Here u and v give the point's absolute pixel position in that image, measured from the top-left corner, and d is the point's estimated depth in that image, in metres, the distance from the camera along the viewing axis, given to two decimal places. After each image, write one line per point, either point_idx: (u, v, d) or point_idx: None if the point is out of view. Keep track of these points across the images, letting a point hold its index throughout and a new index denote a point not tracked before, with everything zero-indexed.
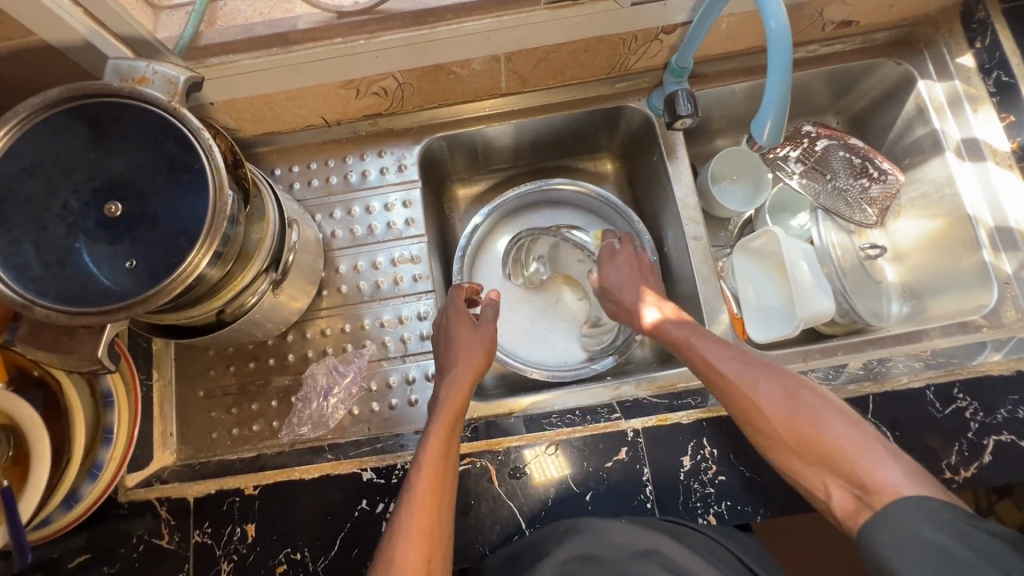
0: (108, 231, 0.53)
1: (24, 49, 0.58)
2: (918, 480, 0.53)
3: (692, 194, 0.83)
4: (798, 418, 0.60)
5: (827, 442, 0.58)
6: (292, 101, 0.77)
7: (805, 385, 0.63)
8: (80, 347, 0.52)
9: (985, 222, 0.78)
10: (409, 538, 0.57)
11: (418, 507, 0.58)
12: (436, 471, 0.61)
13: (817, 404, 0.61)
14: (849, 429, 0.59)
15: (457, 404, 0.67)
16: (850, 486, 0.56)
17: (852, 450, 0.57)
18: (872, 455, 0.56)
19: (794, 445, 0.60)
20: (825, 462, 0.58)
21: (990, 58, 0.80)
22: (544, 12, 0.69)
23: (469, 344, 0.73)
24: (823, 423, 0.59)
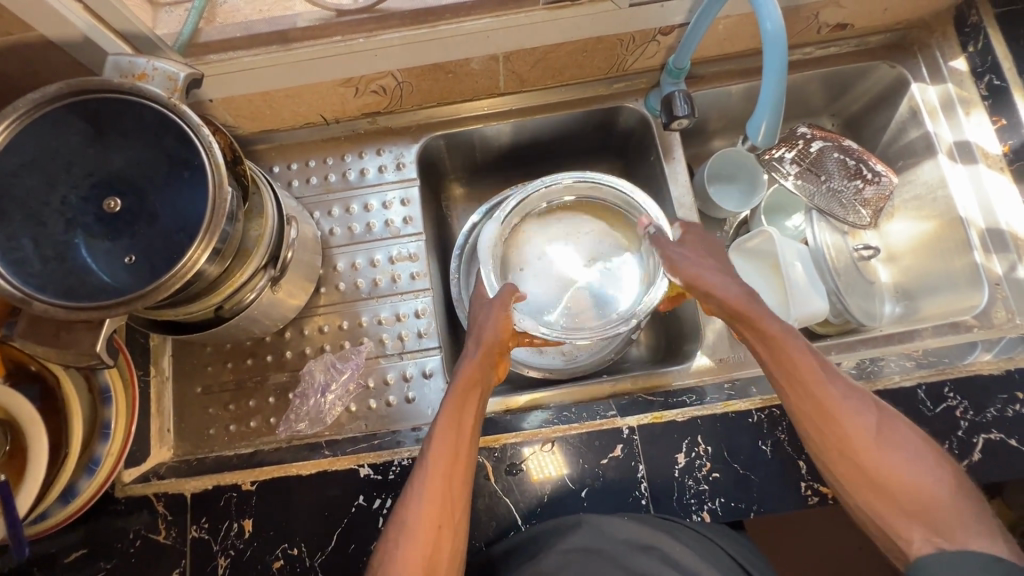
0: (107, 226, 0.53)
1: (24, 45, 0.59)
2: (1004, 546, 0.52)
3: (688, 194, 0.83)
4: (870, 436, 0.58)
5: (901, 471, 0.56)
6: (291, 99, 0.77)
7: (881, 406, 0.61)
8: (79, 342, 0.52)
9: (976, 224, 0.79)
10: (425, 515, 0.57)
11: (433, 481, 0.59)
12: (452, 445, 0.61)
13: (897, 430, 0.59)
14: (930, 465, 0.57)
15: (472, 377, 0.66)
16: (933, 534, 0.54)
17: (936, 495, 0.55)
18: (968, 519, 0.54)
19: (861, 465, 0.58)
20: (896, 492, 0.56)
21: (982, 62, 0.81)
22: (543, 12, 0.69)
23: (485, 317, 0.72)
24: (901, 454, 0.57)
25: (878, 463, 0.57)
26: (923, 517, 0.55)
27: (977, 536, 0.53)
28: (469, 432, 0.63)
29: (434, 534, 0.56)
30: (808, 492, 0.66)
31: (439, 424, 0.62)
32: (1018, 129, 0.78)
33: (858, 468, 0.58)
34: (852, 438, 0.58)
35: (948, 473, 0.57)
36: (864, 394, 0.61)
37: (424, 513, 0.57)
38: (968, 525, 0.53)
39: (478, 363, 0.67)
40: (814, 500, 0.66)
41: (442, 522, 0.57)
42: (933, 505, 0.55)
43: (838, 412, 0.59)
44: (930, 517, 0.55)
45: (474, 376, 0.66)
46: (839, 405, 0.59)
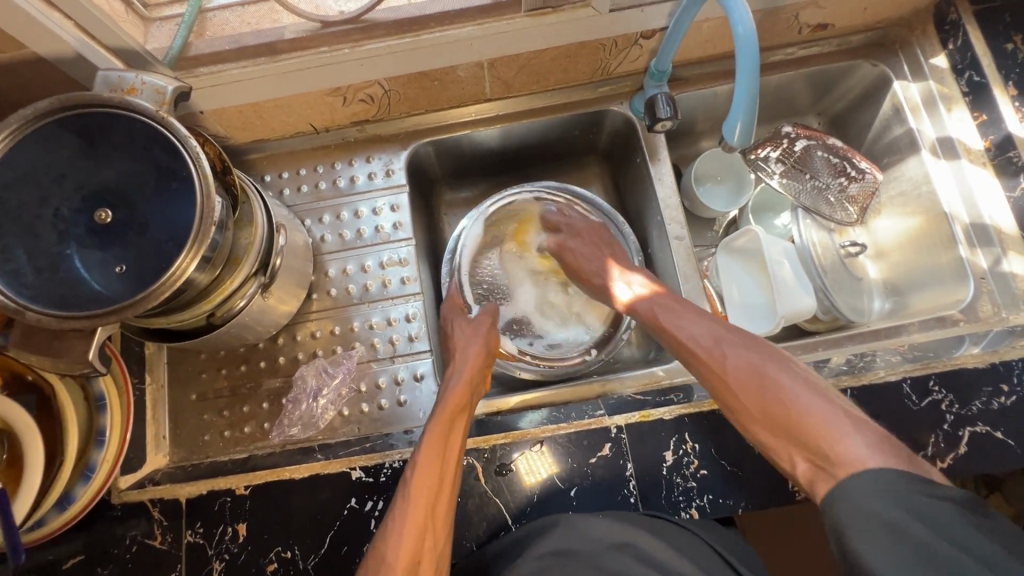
0: (98, 237, 0.54)
1: (17, 62, 0.60)
2: (881, 451, 0.52)
3: (675, 195, 0.85)
4: (730, 367, 0.64)
5: (762, 395, 0.61)
6: (280, 109, 0.78)
7: (747, 339, 0.67)
8: (72, 351, 0.53)
9: (960, 219, 0.79)
10: (404, 533, 0.59)
11: (415, 500, 0.61)
12: (435, 472, 0.62)
13: (771, 369, 0.62)
14: (784, 382, 0.61)
15: (460, 399, 0.69)
16: (811, 455, 0.56)
17: (801, 412, 0.58)
18: (846, 431, 0.55)
19: (731, 398, 0.63)
20: (762, 415, 0.60)
21: (962, 59, 0.81)
22: (525, 20, 0.71)
23: (470, 340, 0.77)
24: (759, 377, 0.62)
25: (737, 390, 0.63)
26: (796, 440, 0.57)
27: (843, 441, 0.54)
28: (455, 451, 0.65)
29: (411, 554, 0.58)
30: (796, 487, 0.66)
31: (424, 447, 0.64)
32: (998, 124, 0.78)
33: (729, 403, 0.64)
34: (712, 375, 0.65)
35: (812, 388, 0.60)
36: (725, 332, 0.67)
37: (404, 534, 0.59)
38: (833, 431, 0.55)
39: (465, 386, 0.70)
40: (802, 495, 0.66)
41: (420, 540, 0.59)
42: (795, 421, 0.58)
43: (697, 351, 0.68)
44: (801, 438, 0.57)
45: (461, 400, 0.69)
46: (693, 348, 0.68)
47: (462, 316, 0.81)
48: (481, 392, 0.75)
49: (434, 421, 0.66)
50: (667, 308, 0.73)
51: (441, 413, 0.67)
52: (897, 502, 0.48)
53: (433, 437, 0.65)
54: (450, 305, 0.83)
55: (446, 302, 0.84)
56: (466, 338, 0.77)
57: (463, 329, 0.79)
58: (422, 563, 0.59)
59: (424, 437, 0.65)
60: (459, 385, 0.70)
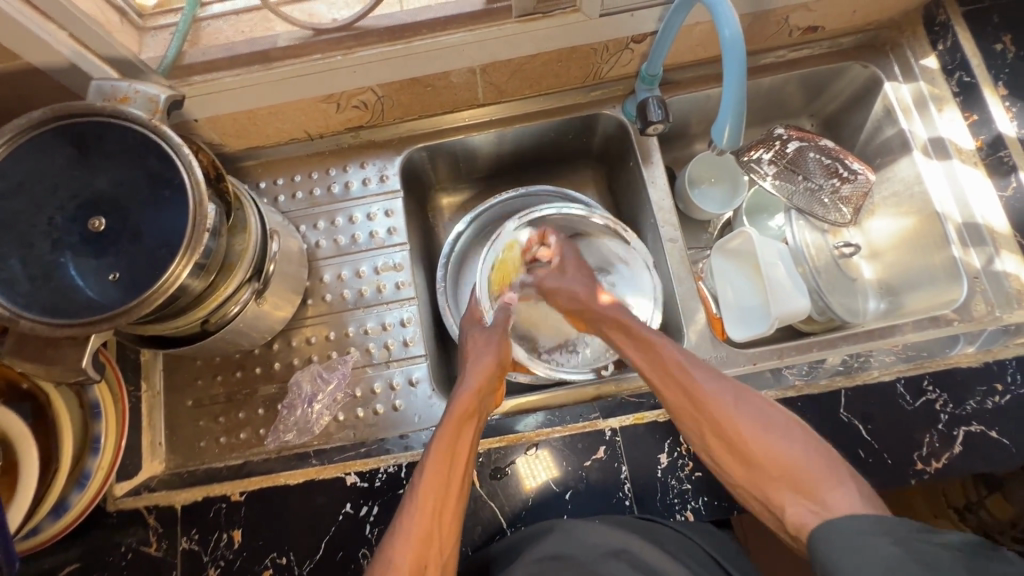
0: (92, 245, 0.55)
1: (12, 72, 0.61)
2: (873, 502, 0.53)
3: (668, 198, 0.85)
4: (727, 409, 0.61)
5: (762, 441, 0.59)
6: (274, 116, 0.79)
7: (738, 382, 0.64)
8: (65, 358, 0.53)
9: (953, 219, 0.79)
10: (409, 542, 0.57)
11: (422, 508, 0.59)
12: (442, 480, 0.61)
13: (745, 400, 0.62)
14: (782, 430, 0.59)
15: (470, 405, 0.67)
16: (806, 501, 0.55)
17: (796, 459, 0.57)
18: (828, 474, 0.55)
19: (727, 437, 0.60)
20: (758, 462, 0.59)
21: (951, 60, 0.82)
22: (515, 25, 0.72)
23: (482, 351, 0.73)
24: (756, 420, 0.60)
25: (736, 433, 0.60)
26: (789, 484, 0.56)
27: (838, 492, 0.54)
28: (462, 459, 0.63)
29: (418, 560, 0.56)
30: None
31: (431, 456, 0.62)
32: (989, 125, 0.79)
33: (724, 444, 0.61)
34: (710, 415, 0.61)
35: (803, 435, 0.59)
36: (719, 374, 0.65)
37: (410, 539, 0.58)
38: (830, 481, 0.55)
39: (476, 393, 0.68)
40: None
41: (427, 549, 0.58)
42: (791, 468, 0.57)
43: (689, 391, 0.63)
44: (796, 483, 0.56)
45: (471, 406, 0.67)
46: (689, 380, 0.64)
47: (481, 328, 0.77)
48: (490, 404, 0.72)
49: (442, 427, 0.64)
50: (671, 346, 0.68)
51: (449, 420, 0.65)
52: (889, 538, 0.46)
53: (440, 443, 0.63)
54: (469, 317, 0.79)
55: (465, 316, 0.80)
56: (479, 347, 0.74)
57: (477, 340, 0.75)
58: (428, 571, 0.57)
59: (433, 444, 0.64)
60: (469, 392, 0.68)
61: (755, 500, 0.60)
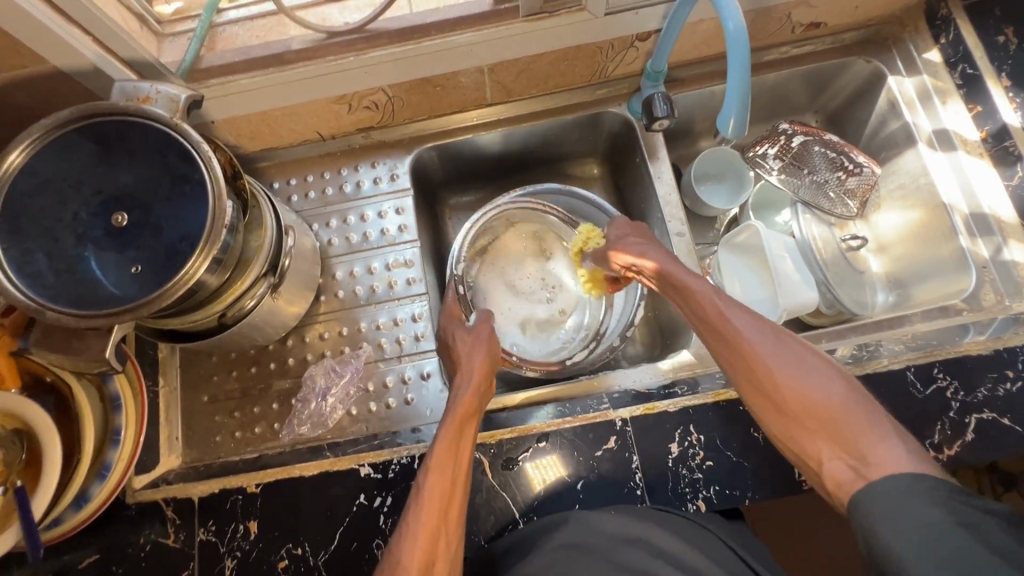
0: (114, 240, 0.56)
1: (38, 76, 0.63)
2: (920, 459, 0.51)
3: (674, 192, 0.86)
4: (766, 355, 0.60)
5: (802, 390, 0.57)
6: (288, 117, 0.81)
7: (780, 330, 0.63)
8: (90, 348, 0.55)
9: (960, 209, 0.80)
10: (417, 540, 0.56)
11: (426, 507, 0.58)
12: (447, 479, 0.61)
13: (792, 349, 0.60)
14: (826, 378, 0.57)
15: (471, 406, 0.66)
16: (847, 456, 0.53)
17: (838, 408, 0.55)
18: (873, 427, 0.53)
19: (766, 390, 0.59)
20: (794, 409, 0.57)
21: (954, 52, 0.83)
22: (523, 24, 0.73)
23: (475, 349, 0.73)
24: (800, 368, 0.58)
25: (773, 382, 0.59)
26: (834, 437, 0.54)
27: (883, 447, 0.52)
28: (465, 458, 0.63)
29: (427, 559, 0.55)
30: (802, 477, 0.66)
31: (435, 453, 0.62)
32: (993, 115, 0.80)
33: (762, 393, 0.60)
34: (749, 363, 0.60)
35: (844, 382, 0.58)
36: (761, 320, 0.63)
37: (416, 539, 0.56)
38: (871, 433, 0.53)
39: (475, 392, 0.68)
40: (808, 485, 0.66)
41: (433, 545, 0.56)
42: (830, 416, 0.55)
43: (732, 337, 0.62)
44: (835, 436, 0.54)
45: (473, 406, 0.67)
46: (732, 326, 0.63)
47: (462, 327, 0.77)
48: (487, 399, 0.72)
49: (444, 426, 0.64)
50: (715, 293, 0.66)
51: (447, 420, 0.65)
52: (930, 500, 0.47)
53: (438, 441, 0.63)
54: (449, 315, 0.80)
55: (444, 313, 0.80)
56: (469, 349, 0.73)
57: (465, 340, 0.74)
58: (435, 568, 0.55)
59: (435, 443, 0.63)
60: (468, 390, 0.68)
61: (794, 454, 0.58)
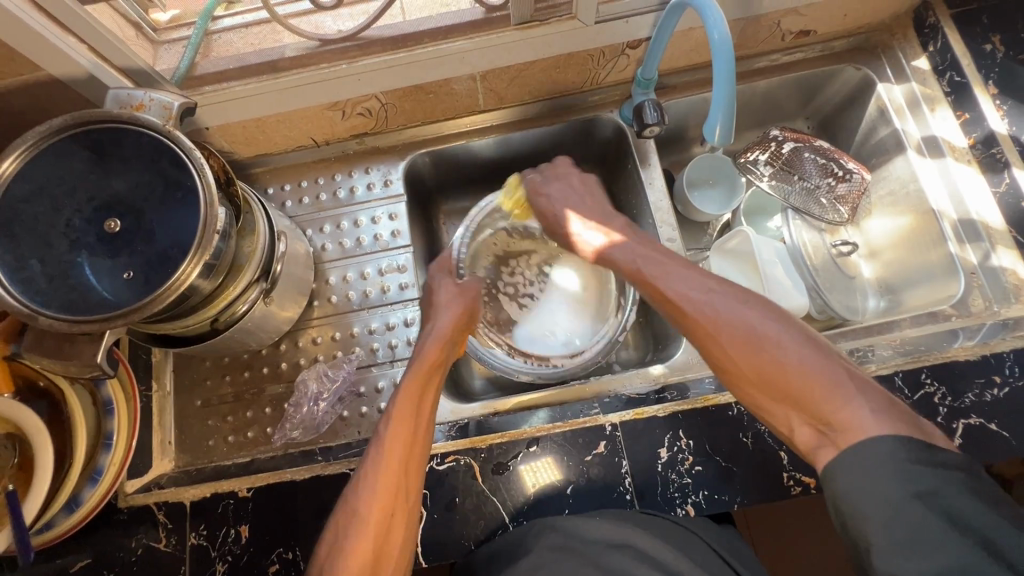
0: (107, 245, 0.57)
1: (34, 83, 0.64)
2: (882, 412, 0.50)
3: (665, 198, 0.87)
4: (718, 325, 0.60)
5: (757, 360, 0.56)
6: (282, 123, 0.82)
7: (734, 292, 0.62)
8: (82, 354, 0.56)
9: (948, 216, 0.80)
10: (375, 495, 0.58)
11: (384, 462, 0.60)
12: (408, 429, 0.63)
13: (751, 316, 0.59)
14: (779, 341, 0.56)
15: (436, 355, 0.70)
16: (813, 421, 0.52)
17: (801, 372, 0.54)
18: (836, 388, 0.52)
19: (725, 362, 0.59)
20: (754, 378, 0.57)
21: (942, 60, 0.84)
22: (515, 32, 0.74)
23: (454, 298, 0.77)
24: (751, 336, 0.58)
25: (726, 355, 0.59)
26: (800, 404, 0.53)
27: (848, 409, 0.50)
28: (429, 403, 0.66)
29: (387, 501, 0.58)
30: (791, 482, 0.67)
31: (397, 402, 0.64)
32: (981, 122, 0.80)
33: (722, 367, 0.60)
34: (705, 340, 0.60)
35: (807, 344, 0.56)
36: (720, 289, 0.63)
37: (375, 494, 0.58)
38: (834, 396, 0.51)
39: (440, 343, 0.71)
40: (797, 490, 0.67)
41: (395, 498, 0.59)
42: (789, 381, 0.54)
43: (689, 312, 0.62)
44: (797, 401, 0.54)
45: (438, 356, 0.70)
46: (684, 302, 0.63)
47: (451, 280, 0.81)
48: (456, 350, 0.76)
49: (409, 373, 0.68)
50: (659, 263, 0.68)
51: (412, 369, 0.68)
52: (895, 472, 0.46)
53: (402, 389, 0.66)
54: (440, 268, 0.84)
55: (437, 262, 0.86)
56: (447, 301, 0.77)
57: (449, 288, 0.79)
58: (396, 513, 0.58)
59: (398, 392, 0.66)
60: (433, 342, 0.71)
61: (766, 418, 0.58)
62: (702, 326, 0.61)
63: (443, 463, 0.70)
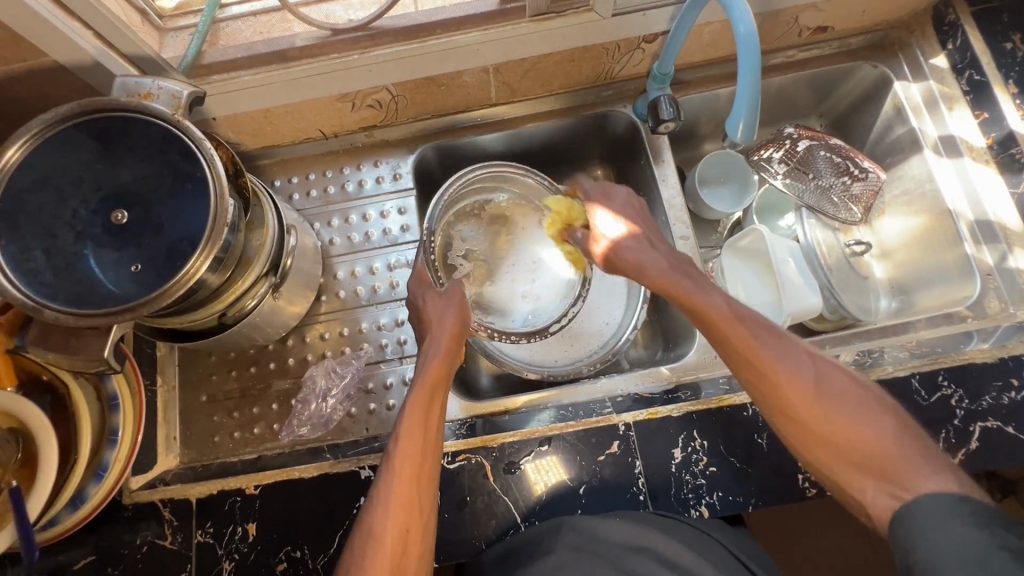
0: (114, 237, 0.55)
1: (38, 70, 0.62)
2: (956, 480, 0.51)
3: (679, 195, 0.86)
4: (798, 383, 0.58)
5: (841, 422, 0.55)
6: (291, 115, 0.80)
7: (806, 351, 0.61)
8: (88, 348, 0.54)
9: (965, 216, 0.80)
10: (391, 511, 0.57)
11: (399, 475, 0.59)
12: (416, 454, 0.61)
13: (822, 377, 0.58)
14: (862, 406, 0.56)
15: (439, 370, 0.66)
16: (886, 485, 0.53)
17: (879, 439, 0.54)
18: (917, 459, 0.52)
19: (800, 419, 0.57)
20: (826, 438, 0.56)
21: (961, 58, 0.83)
22: (530, 24, 0.73)
23: (448, 309, 0.72)
24: (833, 400, 0.57)
25: (803, 414, 0.57)
26: (880, 471, 0.53)
27: (932, 481, 0.51)
28: (434, 420, 0.64)
29: (400, 525, 0.57)
30: (805, 484, 0.66)
31: (404, 423, 0.62)
32: (999, 122, 0.79)
33: (794, 420, 0.58)
34: (783, 398, 0.58)
35: (881, 410, 0.56)
36: (792, 347, 0.61)
37: (391, 508, 0.58)
38: (917, 466, 0.52)
39: (444, 355, 0.68)
40: (812, 492, 0.66)
41: (407, 515, 0.58)
42: (876, 453, 0.54)
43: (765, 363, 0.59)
44: (875, 466, 0.53)
45: (442, 370, 0.67)
46: (762, 358, 0.59)
47: (434, 290, 0.74)
48: (460, 357, 0.72)
49: (413, 391, 0.64)
50: (712, 294, 0.65)
51: (415, 386, 0.65)
52: (970, 522, 0.47)
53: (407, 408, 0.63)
54: (418, 279, 0.76)
55: (412, 277, 0.77)
56: (442, 307, 0.72)
57: (436, 300, 0.73)
58: (410, 534, 0.58)
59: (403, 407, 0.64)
60: (436, 355, 0.67)
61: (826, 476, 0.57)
62: (778, 383, 0.58)
63: (454, 462, 0.69)
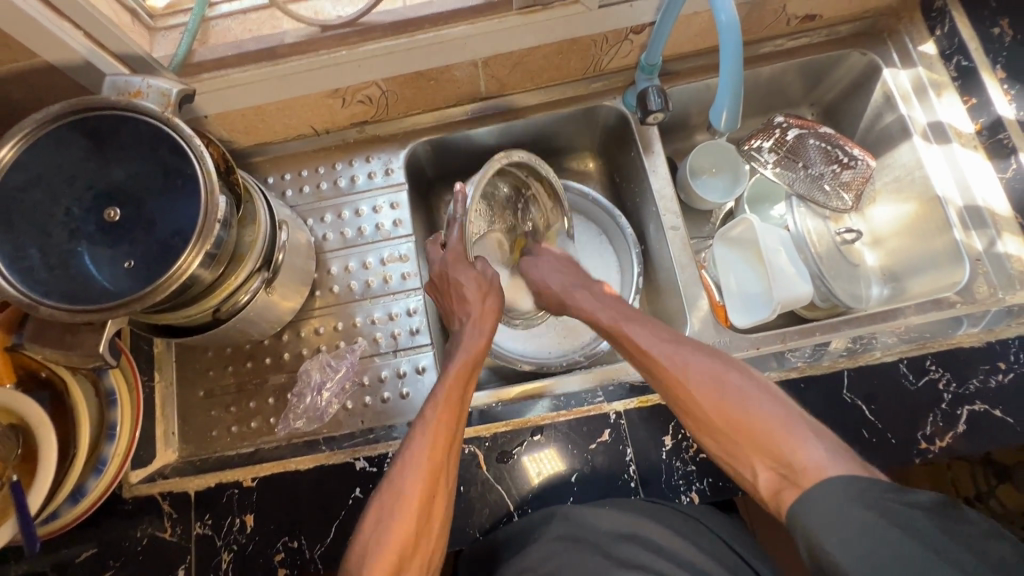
0: (108, 234, 0.56)
1: (28, 71, 0.63)
2: (837, 454, 0.54)
3: (669, 186, 0.86)
4: (687, 380, 0.63)
5: (723, 407, 0.60)
6: (282, 112, 0.81)
7: (699, 348, 0.67)
8: (83, 344, 0.55)
9: (954, 202, 0.80)
10: (411, 496, 0.59)
11: (425, 459, 0.61)
12: (443, 444, 0.63)
13: (717, 370, 0.63)
14: (743, 390, 0.61)
15: (469, 364, 0.71)
16: (775, 464, 0.56)
17: (762, 421, 0.58)
18: (791, 432, 0.56)
19: (697, 415, 0.62)
20: (721, 423, 0.60)
21: (949, 45, 0.84)
22: (516, 17, 0.73)
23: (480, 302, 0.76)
24: (719, 387, 0.62)
25: (695, 402, 0.62)
26: (761, 448, 0.57)
27: (806, 450, 0.54)
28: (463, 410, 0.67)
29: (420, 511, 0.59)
30: None
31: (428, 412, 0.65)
32: (987, 108, 0.80)
33: (693, 412, 0.63)
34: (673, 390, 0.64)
35: (773, 400, 0.60)
36: (675, 343, 0.67)
37: (410, 496, 0.60)
38: (793, 440, 0.56)
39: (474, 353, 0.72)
40: None
41: (427, 501, 0.60)
42: (757, 432, 0.58)
43: (659, 361, 0.66)
44: (762, 445, 0.57)
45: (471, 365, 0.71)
46: (651, 356, 0.67)
47: (469, 268, 0.76)
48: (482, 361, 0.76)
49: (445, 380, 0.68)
50: (631, 318, 0.73)
51: (446, 377, 0.69)
52: (865, 503, 0.48)
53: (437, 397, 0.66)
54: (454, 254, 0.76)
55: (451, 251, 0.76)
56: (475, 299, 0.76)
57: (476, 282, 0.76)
58: (426, 521, 0.60)
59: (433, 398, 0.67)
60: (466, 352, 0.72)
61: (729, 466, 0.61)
62: (676, 379, 0.64)
63: None
